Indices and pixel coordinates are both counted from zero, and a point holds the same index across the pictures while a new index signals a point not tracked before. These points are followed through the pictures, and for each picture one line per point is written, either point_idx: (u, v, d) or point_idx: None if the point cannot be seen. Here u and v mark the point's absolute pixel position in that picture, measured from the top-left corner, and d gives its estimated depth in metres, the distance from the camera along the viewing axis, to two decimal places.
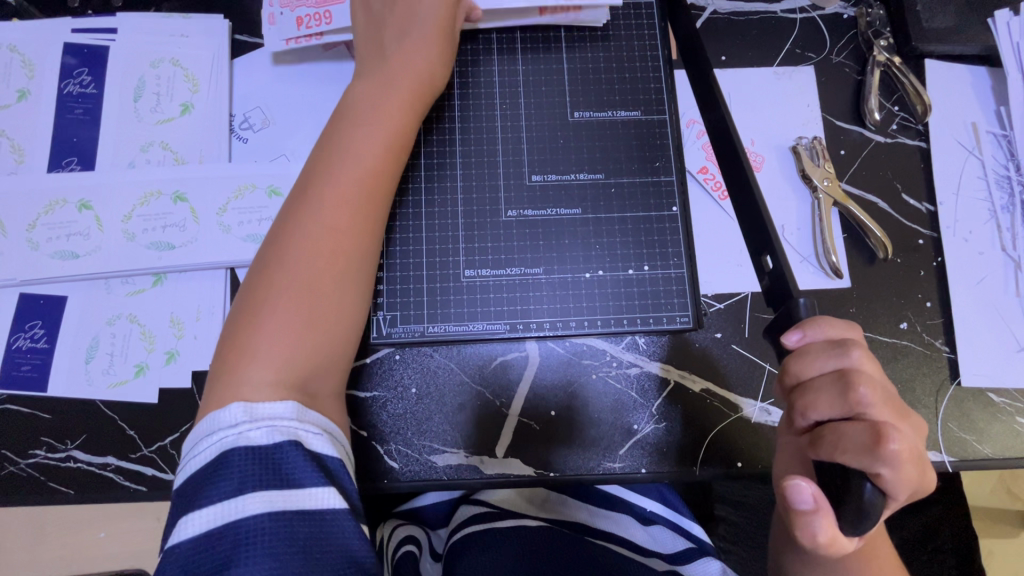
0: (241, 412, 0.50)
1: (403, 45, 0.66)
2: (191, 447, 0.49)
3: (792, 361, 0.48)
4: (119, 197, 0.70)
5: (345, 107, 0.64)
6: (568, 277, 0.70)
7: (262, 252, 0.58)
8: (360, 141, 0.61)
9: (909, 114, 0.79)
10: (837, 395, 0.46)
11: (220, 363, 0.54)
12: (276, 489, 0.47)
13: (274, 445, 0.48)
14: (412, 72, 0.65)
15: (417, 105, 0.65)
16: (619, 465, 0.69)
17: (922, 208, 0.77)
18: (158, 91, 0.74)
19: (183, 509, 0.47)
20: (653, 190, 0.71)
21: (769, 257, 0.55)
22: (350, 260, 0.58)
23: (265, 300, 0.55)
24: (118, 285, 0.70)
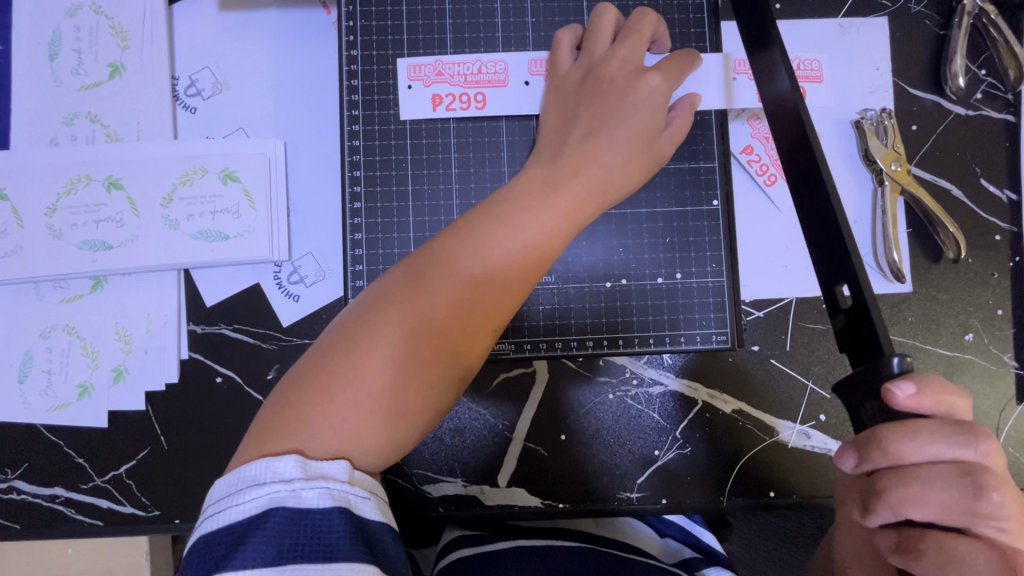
0: (298, 467, 0.38)
1: (624, 124, 0.51)
2: (226, 489, 0.38)
3: (894, 438, 0.37)
4: (40, 184, 0.58)
5: (534, 180, 0.49)
6: (584, 287, 0.59)
7: (365, 302, 0.45)
8: (512, 234, 0.46)
9: (997, 79, 0.66)
10: (952, 497, 0.36)
11: (282, 396, 0.42)
12: (319, 565, 0.35)
13: (326, 513, 0.37)
14: (598, 179, 0.50)
15: (587, 215, 0.49)
16: (636, 497, 0.61)
17: (1002, 197, 0.65)
18: (80, 48, 0.60)
19: (205, 568, 0.36)
20: (689, 178, 0.59)
21: (847, 286, 0.44)
22: (448, 371, 0.44)
23: (354, 369, 0.41)
24: (50, 290, 0.59)
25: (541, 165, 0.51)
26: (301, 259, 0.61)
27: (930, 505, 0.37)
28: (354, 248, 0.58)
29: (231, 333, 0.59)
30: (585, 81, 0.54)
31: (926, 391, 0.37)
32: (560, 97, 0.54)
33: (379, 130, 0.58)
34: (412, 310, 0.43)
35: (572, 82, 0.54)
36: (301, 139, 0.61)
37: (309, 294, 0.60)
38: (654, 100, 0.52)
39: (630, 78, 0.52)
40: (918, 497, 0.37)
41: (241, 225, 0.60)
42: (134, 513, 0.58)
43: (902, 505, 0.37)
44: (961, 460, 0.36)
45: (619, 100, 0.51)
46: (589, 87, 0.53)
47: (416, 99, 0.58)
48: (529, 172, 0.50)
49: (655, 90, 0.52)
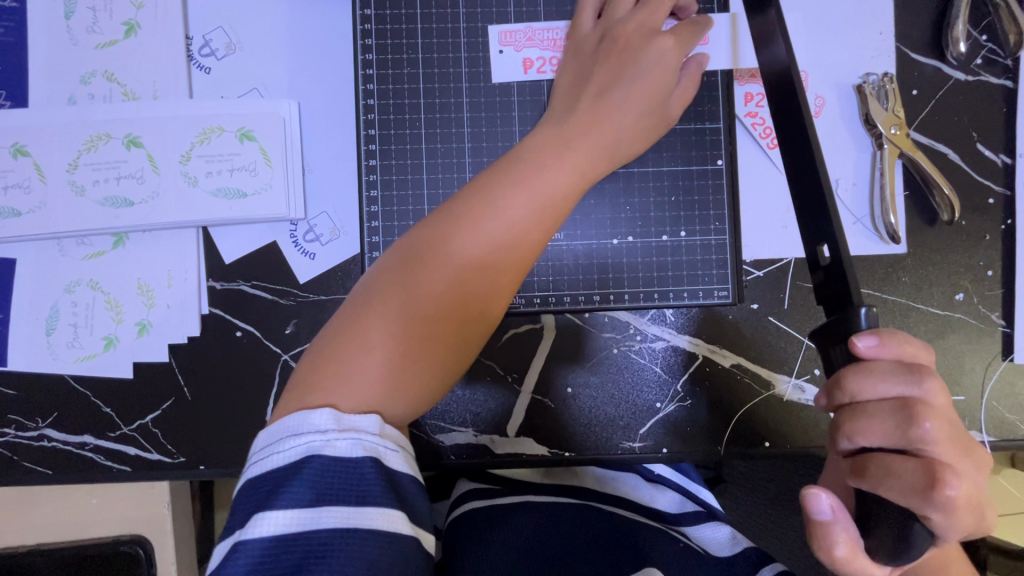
0: (332, 419, 0.41)
1: (637, 83, 0.53)
2: (271, 438, 0.41)
3: (851, 376, 0.40)
4: (59, 141, 0.59)
5: (547, 139, 0.51)
6: (592, 244, 0.61)
7: (389, 262, 0.47)
8: (526, 191, 0.48)
9: (998, 45, 0.67)
10: (893, 424, 0.39)
11: (320, 350, 0.44)
12: (354, 508, 0.38)
13: (358, 461, 0.39)
14: (609, 139, 0.52)
15: (598, 172, 0.52)
16: (639, 446, 0.64)
17: (996, 160, 0.67)
18: (95, 6, 0.61)
19: (253, 506, 0.39)
20: (695, 139, 0.61)
21: (827, 247, 0.46)
22: (472, 323, 0.46)
23: (381, 329, 0.44)
24: (72, 246, 0.60)
25: (552, 127, 0.52)
26: (316, 217, 0.62)
27: (874, 432, 0.40)
28: (370, 205, 0.60)
29: (249, 289, 0.61)
30: (597, 45, 0.56)
31: (888, 343, 0.40)
32: (575, 59, 0.57)
33: (392, 89, 0.60)
34: (433, 266, 0.46)
35: (588, 44, 0.56)
36: (315, 98, 0.62)
37: (324, 252, 0.62)
38: (664, 63, 0.54)
39: (643, 40, 0.54)
40: (865, 427, 0.40)
41: (258, 184, 0.61)
42: (161, 460, 0.61)
43: (852, 434, 0.41)
44: (904, 395, 0.39)
45: (626, 64, 0.53)
46: (604, 49, 0.55)
47: (507, 62, 0.60)
48: (541, 132, 0.52)
49: (667, 51, 0.54)
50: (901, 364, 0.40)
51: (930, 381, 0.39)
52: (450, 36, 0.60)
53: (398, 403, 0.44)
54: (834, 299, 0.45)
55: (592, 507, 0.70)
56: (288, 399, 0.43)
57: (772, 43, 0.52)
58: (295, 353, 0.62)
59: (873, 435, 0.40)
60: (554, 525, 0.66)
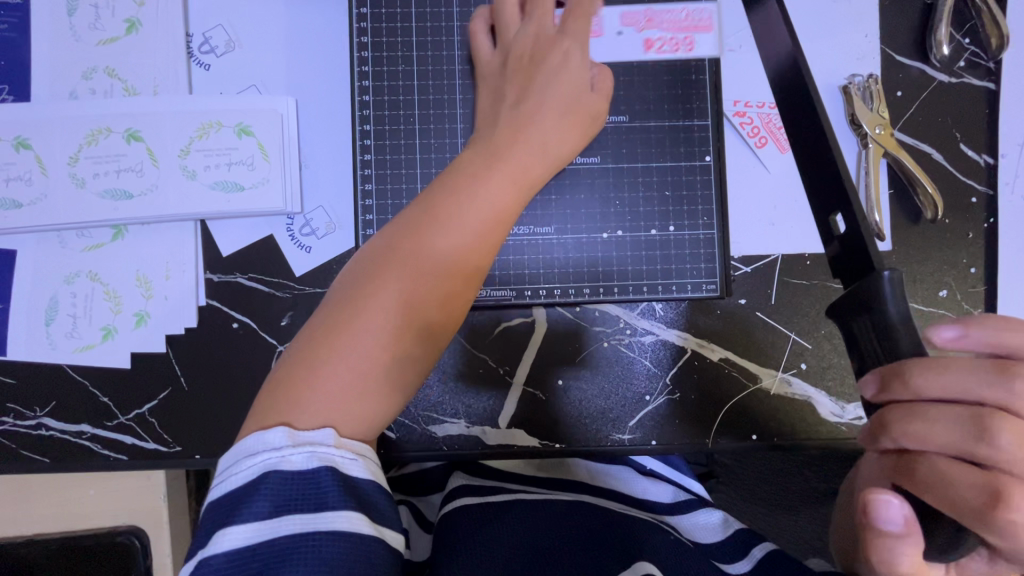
0: (285, 436, 0.40)
1: (550, 89, 0.55)
2: (223, 464, 0.41)
3: (917, 373, 0.39)
4: (61, 134, 0.61)
5: (480, 155, 0.52)
6: (582, 238, 0.62)
7: (333, 294, 0.47)
8: (465, 202, 0.49)
9: (980, 48, 0.69)
10: (958, 435, 0.38)
11: (267, 384, 0.44)
12: (312, 514, 0.39)
13: (313, 471, 0.40)
14: (538, 143, 0.53)
15: (535, 177, 0.53)
16: (628, 438, 0.65)
17: (979, 160, 0.68)
18: (96, 2, 0.62)
19: (212, 527, 0.39)
20: (684, 136, 0.62)
21: (841, 217, 0.46)
22: (430, 328, 0.47)
23: (328, 347, 0.44)
24: (72, 238, 0.61)
25: (486, 139, 0.54)
26: (313, 211, 0.64)
27: (937, 437, 0.39)
28: (365, 199, 0.61)
29: (246, 281, 0.63)
30: (503, 65, 0.57)
31: (969, 337, 0.40)
32: (487, 82, 0.58)
33: (388, 85, 0.61)
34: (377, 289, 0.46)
35: (494, 66, 0.58)
36: (312, 95, 0.64)
37: (320, 246, 0.63)
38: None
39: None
40: (924, 431, 0.39)
41: (256, 178, 0.62)
42: (158, 449, 0.62)
43: (910, 436, 0.40)
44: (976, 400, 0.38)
45: (540, 77, 0.55)
46: (511, 66, 0.56)
47: None
48: (478, 148, 0.53)
49: (567, 61, 0.56)
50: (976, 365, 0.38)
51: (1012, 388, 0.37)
52: (444, 35, 0.61)
53: (358, 424, 0.43)
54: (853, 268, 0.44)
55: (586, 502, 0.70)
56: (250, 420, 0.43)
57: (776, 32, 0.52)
58: (291, 344, 0.63)
59: (939, 442, 0.39)
60: (548, 518, 0.67)
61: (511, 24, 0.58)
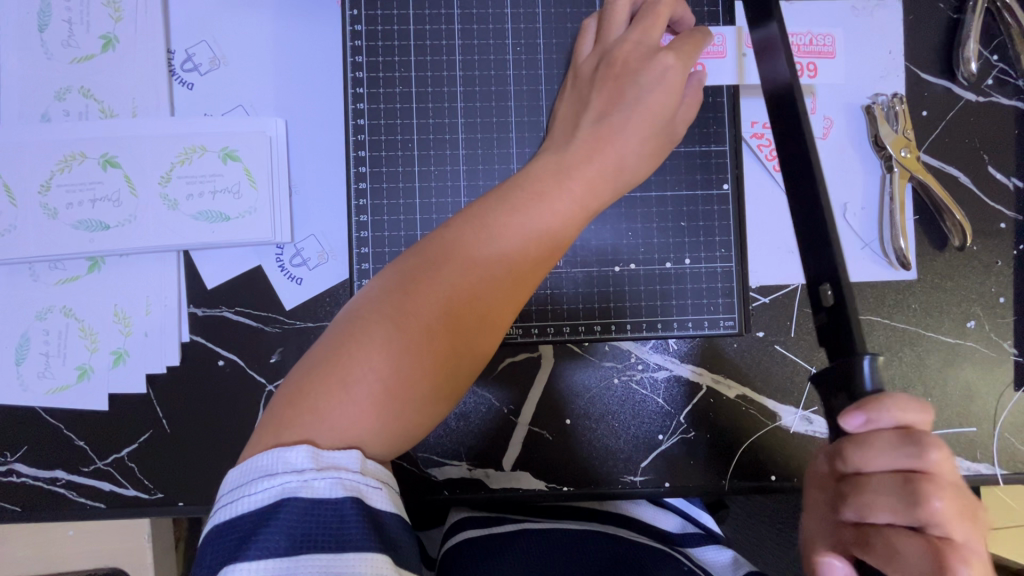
0: (309, 457, 0.37)
1: (639, 107, 0.50)
2: (240, 478, 0.38)
3: (853, 450, 0.37)
4: (32, 160, 0.56)
5: (547, 165, 0.48)
6: (592, 271, 0.58)
7: (380, 284, 0.44)
8: (527, 217, 0.45)
9: (1009, 65, 0.65)
10: (901, 505, 0.36)
11: (296, 383, 0.41)
12: (332, 553, 0.35)
13: (337, 502, 0.36)
14: (612, 164, 0.49)
15: (602, 201, 0.49)
16: (640, 479, 0.61)
17: (1008, 184, 0.65)
18: (70, 18, 0.58)
19: (222, 556, 0.36)
20: (700, 161, 0.58)
21: (829, 287, 0.43)
22: (465, 354, 0.43)
23: (361, 358, 0.41)
24: (45, 271, 0.57)
25: (555, 151, 0.50)
26: (304, 241, 0.59)
27: (880, 508, 0.36)
28: (360, 229, 0.57)
29: (232, 316, 0.59)
30: (599, 70, 0.53)
31: (876, 419, 0.36)
32: (576, 90, 0.54)
33: (385, 108, 0.57)
34: (426, 293, 0.43)
35: (587, 71, 0.54)
36: (303, 116, 0.60)
37: (312, 277, 0.59)
38: (667, 83, 0.50)
39: (644, 61, 0.51)
40: (871, 502, 0.37)
41: (243, 205, 0.58)
42: (138, 496, 0.58)
43: (859, 508, 0.37)
44: (911, 469, 0.36)
45: (632, 84, 0.51)
46: (603, 72, 0.52)
47: None
48: (544, 158, 0.49)
49: (669, 70, 0.50)
50: (904, 434, 0.36)
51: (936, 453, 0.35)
52: (445, 54, 0.58)
53: (375, 446, 0.40)
54: (837, 345, 0.42)
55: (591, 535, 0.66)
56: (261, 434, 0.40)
57: (775, 59, 0.49)
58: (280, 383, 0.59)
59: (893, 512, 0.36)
60: (551, 554, 0.63)
61: (622, 28, 0.54)
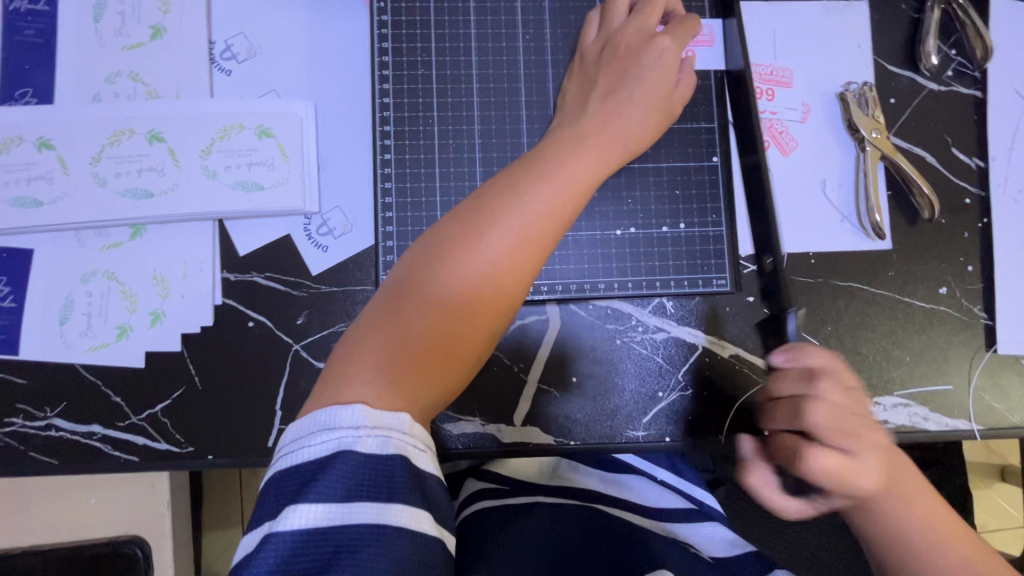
0: (363, 416, 0.41)
1: (640, 84, 0.57)
2: (301, 431, 0.41)
3: (773, 383, 0.52)
4: (84, 135, 0.62)
5: (563, 140, 0.54)
6: (597, 235, 0.65)
7: (417, 253, 0.49)
8: (550, 186, 0.50)
9: (966, 59, 0.72)
10: (789, 416, 0.50)
11: (350, 344, 0.46)
12: (382, 505, 0.39)
13: (388, 459, 0.40)
14: (620, 136, 0.55)
15: (610, 169, 0.55)
16: (643, 434, 0.65)
17: (972, 164, 0.71)
18: (123, 11, 0.64)
19: (284, 498, 0.40)
20: (691, 138, 0.65)
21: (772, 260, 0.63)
22: (498, 308, 0.48)
23: (408, 315, 0.46)
24: (90, 237, 0.62)
25: (567, 128, 0.56)
26: (330, 212, 0.65)
27: (784, 421, 0.50)
28: (384, 196, 0.62)
29: (263, 280, 0.63)
30: (603, 54, 0.60)
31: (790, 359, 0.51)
32: (584, 74, 0.60)
33: (408, 88, 0.63)
34: (462, 256, 0.47)
35: (592, 55, 0.61)
36: (330, 100, 0.65)
37: (337, 245, 0.64)
38: (665, 63, 0.57)
39: (643, 44, 0.58)
40: (777, 416, 0.51)
41: (276, 178, 0.63)
42: (170, 450, 0.62)
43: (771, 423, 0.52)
44: (800, 394, 0.49)
45: (634, 67, 0.57)
46: (607, 56, 0.59)
47: None
48: (560, 133, 0.55)
49: (666, 52, 0.57)
50: (806, 368, 0.50)
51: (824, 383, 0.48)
52: (462, 42, 0.64)
53: (426, 390, 0.45)
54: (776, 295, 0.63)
55: (599, 510, 0.70)
56: (321, 388, 0.45)
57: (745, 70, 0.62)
58: (306, 344, 0.63)
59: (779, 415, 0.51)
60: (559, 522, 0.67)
61: (622, 19, 0.61)
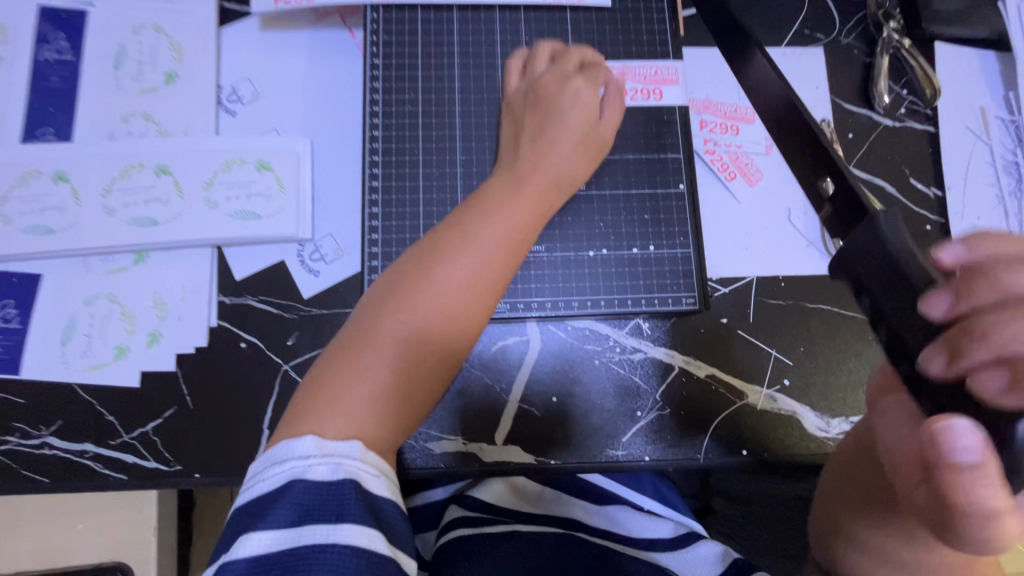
0: (313, 445, 0.43)
1: (564, 126, 0.61)
2: (257, 468, 0.43)
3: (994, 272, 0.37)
4: (98, 170, 0.67)
5: (504, 182, 0.59)
6: (570, 256, 0.68)
7: (369, 302, 0.52)
8: (496, 226, 0.54)
9: (918, 97, 0.77)
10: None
11: (310, 387, 0.48)
12: (331, 526, 0.40)
13: (338, 484, 0.41)
14: (553, 175, 0.60)
15: (550, 205, 0.59)
16: (622, 453, 0.67)
17: (929, 193, 0.76)
18: (140, 59, 0.70)
19: (239, 531, 0.41)
20: (659, 167, 0.70)
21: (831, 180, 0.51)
22: (453, 342, 0.51)
23: (360, 356, 0.48)
24: (96, 263, 0.66)
25: (507, 173, 0.60)
26: (322, 239, 0.69)
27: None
28: (372, 220, 0.67)
29: (256, 303, 0.67)
30: (528, 99, 0.64)
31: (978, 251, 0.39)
32: (514, 121, 0.65)
33: (396, 123, 0.69)
34: (412, 300, 0.50)
35: (517, 99, 0.65)
36: (326, 136, 0.71)
37: (328, 270, 0.68)
38: (583, 104, 0.62)
39: (560, 87, 0.63)
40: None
41: (273, 207, 0.68)
42: (158, 468, 0.63)
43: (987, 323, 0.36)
44: None
45: (558, 108, 0.62)
46: (530, 103, 0.64)
47: None
48: (500, 178, 0.60)
49: (582, 93, 0.62)
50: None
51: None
52: (447, 82, 0.70)
53: (390, 421, 0.47)
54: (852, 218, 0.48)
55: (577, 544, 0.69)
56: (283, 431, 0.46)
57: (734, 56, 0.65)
58: (295, 364, 0.66)
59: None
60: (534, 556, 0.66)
61: (545, 67, 0.66)
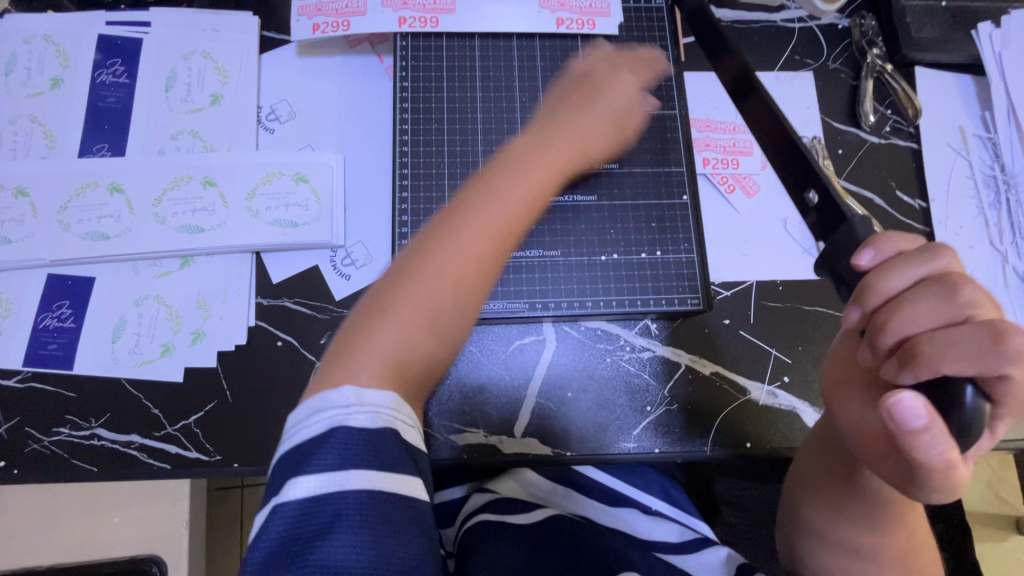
0: (352, 395, 0.46)
1: (602, 108, 0.69)
2: (298, 414, 0.46)
3: (888, 268, 0.46)
4: (149, 182, 0.73)
5: (531, 142, 0.65)
6: (583, 260, 0.74)
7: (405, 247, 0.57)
8: (517, 177, 0.61)
9: (901, 117, 0.84)
10: (938, 309, 0.43)
11: (346, 334, 0.53)
12: (374, 472, 0.43)
13: (380, 431, 0.45)
14: (579, 139, 0.67)
15: (573, 166, 0.66)
16: (633, 445, 0.71)
17: (915, 205, 0.82)
18: (189, 82, 0.77)
19: (284, 474, 0.44)
20: (663, 180, 0.76)
21: (813, 192, 0.57)
22: (478, 280, 0.57)
23: (396, 295, 0.54)
24: (145, 267, 0.71)
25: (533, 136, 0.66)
26: (353, 245, 0.74)
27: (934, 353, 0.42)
28: (401, 228, 0.72)
29: (292, 305, 0.72)
30: (579, 84, 0.71)
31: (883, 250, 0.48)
32: (558, 98, 0.71)
33: (423, 139, 0.75)
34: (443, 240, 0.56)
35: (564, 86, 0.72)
36: (357, 151, 0.77)
37: (358, 274, 0.73)
38: (623, 95, 0.71)
39: (609, 75, 0.72)
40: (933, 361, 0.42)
41: (309, 216, 0.74)
42: (200, 458, 0.67)
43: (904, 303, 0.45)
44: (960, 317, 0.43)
45: (598, 99, 0.70)
46: (572, 88, 0.71)
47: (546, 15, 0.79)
48: (527, 137, 0.66)
49: (627, 86, 0.72)
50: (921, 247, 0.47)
51: (947, 256, 0.46)
52: (469, 102, 0.77)
53: (419, 349, 0.53)
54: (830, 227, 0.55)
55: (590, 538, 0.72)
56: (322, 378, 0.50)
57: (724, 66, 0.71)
58: None
59: (917, 320, 0.44)
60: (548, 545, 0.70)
61: (596, 58, 0.74)
